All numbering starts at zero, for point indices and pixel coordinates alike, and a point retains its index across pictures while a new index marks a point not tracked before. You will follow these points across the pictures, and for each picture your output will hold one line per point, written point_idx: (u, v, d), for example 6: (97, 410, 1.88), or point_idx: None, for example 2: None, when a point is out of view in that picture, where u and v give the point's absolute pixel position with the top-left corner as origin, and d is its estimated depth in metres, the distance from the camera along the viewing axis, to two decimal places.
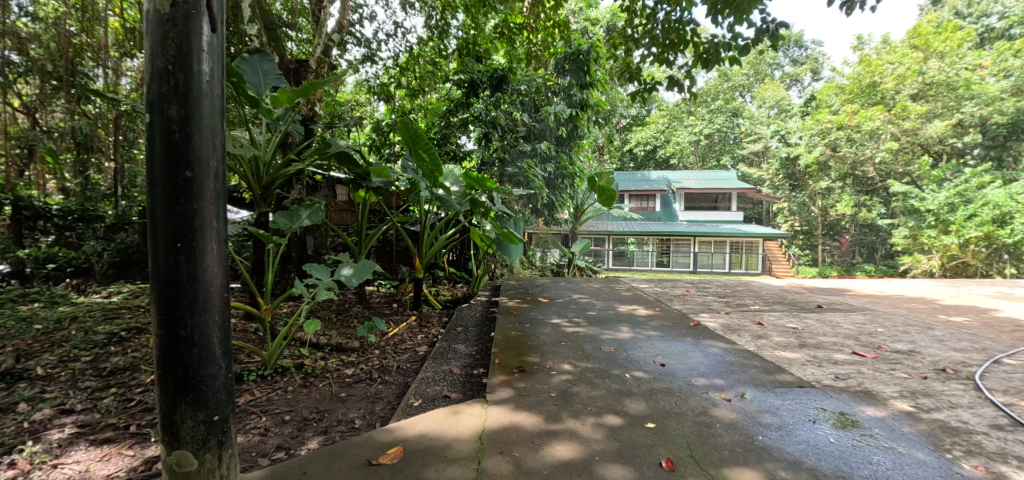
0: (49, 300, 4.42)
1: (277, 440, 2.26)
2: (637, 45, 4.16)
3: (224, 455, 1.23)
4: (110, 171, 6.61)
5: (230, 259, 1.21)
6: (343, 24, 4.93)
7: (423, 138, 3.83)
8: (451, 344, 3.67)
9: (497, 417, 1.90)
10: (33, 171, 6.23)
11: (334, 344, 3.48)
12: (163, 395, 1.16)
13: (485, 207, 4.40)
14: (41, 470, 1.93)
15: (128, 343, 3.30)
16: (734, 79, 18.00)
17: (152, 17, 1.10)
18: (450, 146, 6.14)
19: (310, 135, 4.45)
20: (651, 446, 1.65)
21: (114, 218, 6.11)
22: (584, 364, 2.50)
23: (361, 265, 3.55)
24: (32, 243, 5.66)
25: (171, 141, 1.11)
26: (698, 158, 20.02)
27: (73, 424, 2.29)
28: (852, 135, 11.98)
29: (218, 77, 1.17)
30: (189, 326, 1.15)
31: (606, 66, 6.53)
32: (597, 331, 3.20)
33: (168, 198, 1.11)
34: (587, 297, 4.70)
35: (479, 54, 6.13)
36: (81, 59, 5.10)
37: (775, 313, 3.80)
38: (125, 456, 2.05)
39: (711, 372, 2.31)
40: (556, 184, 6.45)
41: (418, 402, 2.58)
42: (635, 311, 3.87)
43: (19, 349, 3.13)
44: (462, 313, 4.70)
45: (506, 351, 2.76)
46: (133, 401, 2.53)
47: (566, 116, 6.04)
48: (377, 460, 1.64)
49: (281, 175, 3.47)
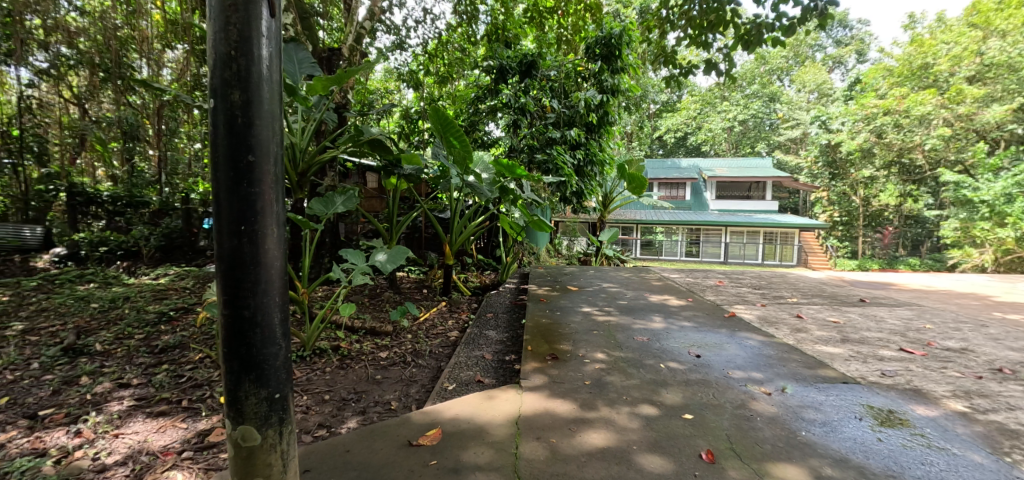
0: (102, 281, 4.70)
1: (318, 418, 2.36)
2: (673, 27, 4.03)
3: (285, 431, 1.23)
4: (154, 160, 7.02)
5: (289, 243, 1.21)
6: (374, 11, 4.98)
7: (455, 125, 3.87)
8: (481, 330, 3.72)
9: (532, 403, 1.93)
10: (86, 158, 6.91)
11: (368, 328, 3.58)
12: (228, 372, 1.16)
13: (514, 194, 4.40)
14: (104, 439, 2.07)
15: (176, 322, 3.50)
16: (772, 62, 17.32)
17: (214, 3, 1.09)
18: (478, 133, 6.22)
19: (343, 122, 4.54)
20: (689, 437, 1.64)
21: (158, 204, 6.34)
22: (616, 353, 2.50)
23: (394, 251, 3.62)
24: (86, 227, 6.14)
25: (233, 125, 1.10)
26: (730, 145, 19.48)
27: (131, 397, 2.44)
28: (900, 121, 11.30)
29: (277, 61, 1.15)
30: (252, 306, 1.15)
31: (639, 51, 6.33)
32: (629, 320, 3.19)
33: (231, 181, 1.11)
34: (617, 286, 4.66)
35: (507, 40, 6.20)
36: (125, 49, 5.48)
37: (814, 306, 3.69)
38: (178, 429, 2.18)
39: (748, 365, 2.27)
40: (585, 171, 6.14)
41: (451, 386, 2.65)
42: (667, 301, 3.82)
43: (78, 326, 3.36)
44: (491, 300, 4.75)
45: (537, 339, 2.78)
46: (183, 377, 2.68)
47: (597, 102, 5.85)
48: (417, 441, 1.69)
49: (315, 161, 3.54)
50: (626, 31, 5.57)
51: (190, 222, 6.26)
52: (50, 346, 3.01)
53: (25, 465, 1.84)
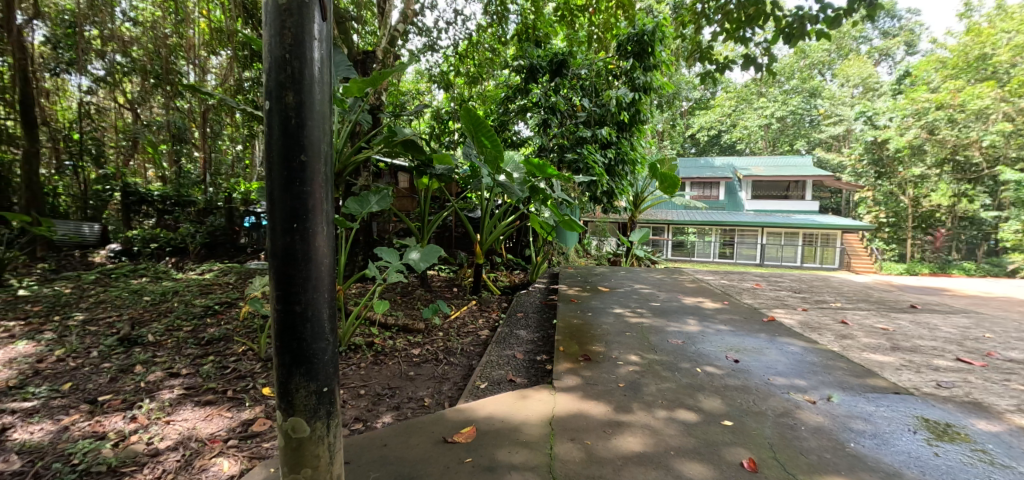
0: (153, 275, 4.96)
1: (354, 412, 2.42)
2: (708, 22, 3.93)
3: (332, 424, 1.27)
4: (199, 161, 7.36)
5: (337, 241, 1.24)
6: (407, 14, 5.06)
7: (486, 125, 3.89)
8: (512, 329, 3.73)
9: (566, 404, 1.93)
10: (138, 160, 7.30)
11: (401, 325, 3.65)
12: (280, 365, 1.21)
13: (545, 194, 4.39)
14: (157, 425, 2.18)
15: (220, 316, 3.66)
16: (813, 56, 16.64)
17: (269, 8, 1.13)
18: (508, 133, 6.25)
19: (377, 123, 4.65)
20: (729, 445, 1.60)
21: (203, 204, 6.70)
22: (650, 355, 2.46)
23: (427, 249, 3.66)
24: (138, 225, 6.47)
25: (287, 126, 1.14)
26: (767, 143, 18.84)
27: (181, 386, 2.57)
28: (954, 115, 10.64)
29: (327, 63, 1.19)
30: (303, 301, 1.19)
31: (673, 47, 6.20)
32: (662, 322, 3.14)
33: (284, 181, 1.15)
34: (650, 288, 4.59)
35: (537, 39, 6.17)
36: (173, 56, 5.75)
37: (860, 312, 3.53)
38: (224, 417, 2.28)
39: (789, 371, 2.19)
40: (616, 171, 6.04)
41: (483, 384, 2.67)
42: (701, 303, 3.74)
43: (132, 317, 3.56)
44: (521, 299, 4.76)
45: (569, 339, 2.77)
46: (228, 368, 2.80)
47: (628, 100, 5.73)
48: (452, 438, 1.72)
49: (351, 162, 3.62)
50: (659, 28, 5.44)
51: (232, 220, 6.60)
52: (108, 336, 3.20)
53: (87, 447, 1.97)
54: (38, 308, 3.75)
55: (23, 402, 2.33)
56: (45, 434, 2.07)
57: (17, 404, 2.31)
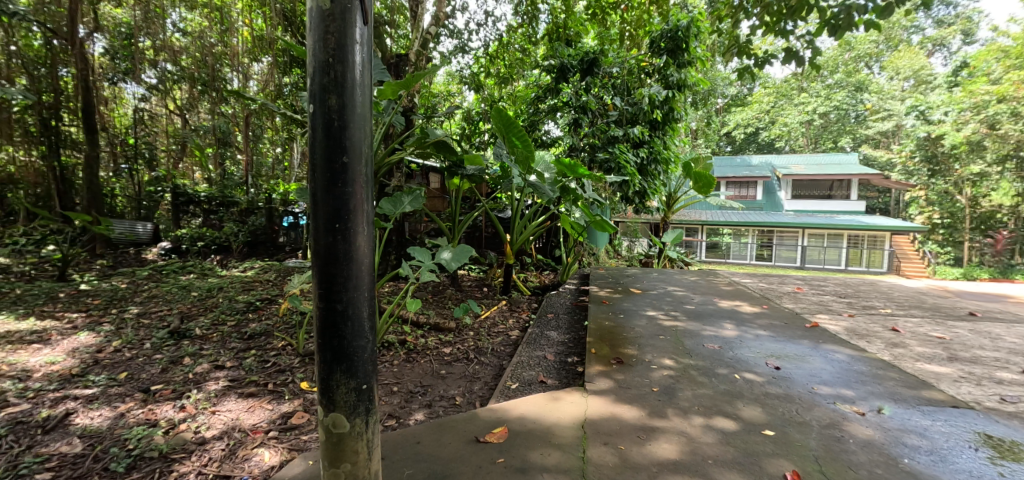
0: (200, 272, 5.21)
1: (388, 408, 2.47)
2: (746, 15, 3.79)
3: (370, 421, 1.30)
4: (241, 163, 7.67)
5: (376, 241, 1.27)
6: (438, 16, 5.12)
7: (517, 126, 3.88)
8: (542, 330, 3.72)
9: (598, 407, 1.90)
10: (186, 163, 7.68)
11: (432, 324, 3.70)
12: (322, 362, 1.24)
13: (576, 194, 4.35)
14: (204, 415, 2.29)
15: (261, 312, 3.80)
16: (859, 48, 15.85)
17: (314, 14, 1.17)
18: (538, 133, 6.28)
19: (410, 125, 4.72)
20: (771, 456, 1.55)
21: (245, 204, 6.87)
22: (686, 360, 2.40)
23: (459, 249, 3.69)
24: (186, 224, 6.85)
25: (330, 129, 1.17)
26: (809, 140, 18.09)
27: (225, 378, 2.68)
28: (1018, 109, 9.92)
29: (368, 67, 1.22)
30: (344, 300, 1.22)
31: (708, 42, 6.02)
32: (698, 326, 3.06)
33: (327, 182, 1.18)
34: (684, 290, 4.48)
35: (568, 38, 6.12)
36: (219, 64, 6.01)
37: (912, 319, 3.34)
38: (265, 409, 2.37)
39: (835, 380, 2.10)
40: (649, 170, 5.92)
41: (514, 385, 2.67)
42: (739, 307, 3.62)
43: (181, 311, 3.74)
44: (551, 300, 4.73)
45: (602, 341, 2.73)
46: (268, 362, 2.90)
47: (661, 98, 5.61)
48: (485, 438, 1.73)
49: (384, 163, 3.68)
50: (694, 23, 5.28)
51: (272, 220, 6.89)
52: (159, 329, 3.37)
53: (141, 433, 2.08)
54: (97, 301, 4.00)
55: (84, 389, 2.48)
56: (103, 421, 2.20)
57: (79, 390, 2.46)
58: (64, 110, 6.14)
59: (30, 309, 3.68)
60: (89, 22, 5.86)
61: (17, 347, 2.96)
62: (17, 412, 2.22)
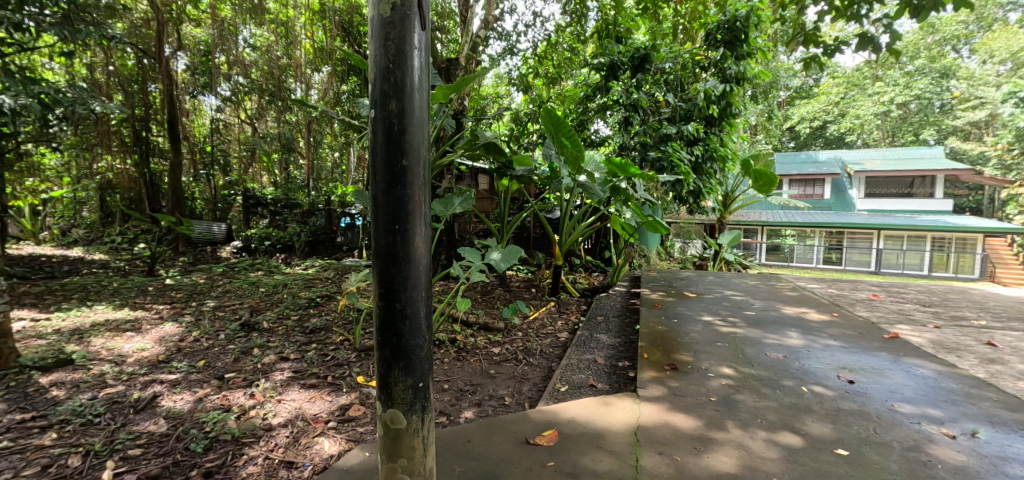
0: (267, 269, 5.54)
1: (439, 405, 2.52)
2: (813, 1, 3.56)
3: (426, 418, 1.33)
4: (304, 167, 8.10)
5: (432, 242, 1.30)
6: (487, 19, 5.16)
7: (566, 126, 3.85)
8: (592, 333, 3.66)
9: (652, 414, 1.85)
10: (255, 168, 8.21)
11: (482, 324, 3.74)
12: (381, 359, 1.28)
13: (627, 195, 4.25)
14: (271, 402, 2.43)
15: (322, 307, 3.99)
16: (943, 31, 14.45)
17: (375, 23, 1.20)
18: (587, 133, 6.25)
19: (460, 127, 4.81)
20: (843, 477, 1.44)
21: (307, 206, 7.25)
22: (746, 369, 2.29)
23: (508, 250, 3.69)
24: (255, 223, 7.48)
25: (390, 133, 1.21)
26: (884, 134, 16.71)
27: (290, 369, 2.83)
28: None
29: (426, 72, 1.24)
30: (403, 299, 1.25)
31: (770, 31, 5.68)
32: (759, 333, 2.90)
33: (387, 184, 1.21)
34: (743, 295, 4.27)
35: (618, 35, 5.98)
36: (284, 75, 6.37)
37: (1012, 332, 3.00)
38: (325, 400, 2.48)
39: (919, 398, 1.93)
40: (704, 168, 5.67)
41: (564, 388, 2.65)
42: (805, 314, 3.41)
43: (251, 306, 4.01)
44: (601, 302, 4.66)
45: (654, 346, 2.66)
46: (328, 356, 3.04)
47: (718, 93, 5.35)
48: (535, 440, 1.72)
49: (435, 166, 3.76)
50: (754, 12, 4.99)
51: (331, 220, 7.04)
52: (232, 321, 3.63)
53: (216, 417, 2.24)
54: (180, 294, 4.36)
55: (168, 374, 2.70)
56: (184, 404, 2.38)
57: (164, 375, 2.68)
58: (153, 122, 6.74)
59: (124, 301, 4.06)
60: (174, 42, 6.44)
61: (113, 334, 3.27)
62: (113, 392, 2.45)
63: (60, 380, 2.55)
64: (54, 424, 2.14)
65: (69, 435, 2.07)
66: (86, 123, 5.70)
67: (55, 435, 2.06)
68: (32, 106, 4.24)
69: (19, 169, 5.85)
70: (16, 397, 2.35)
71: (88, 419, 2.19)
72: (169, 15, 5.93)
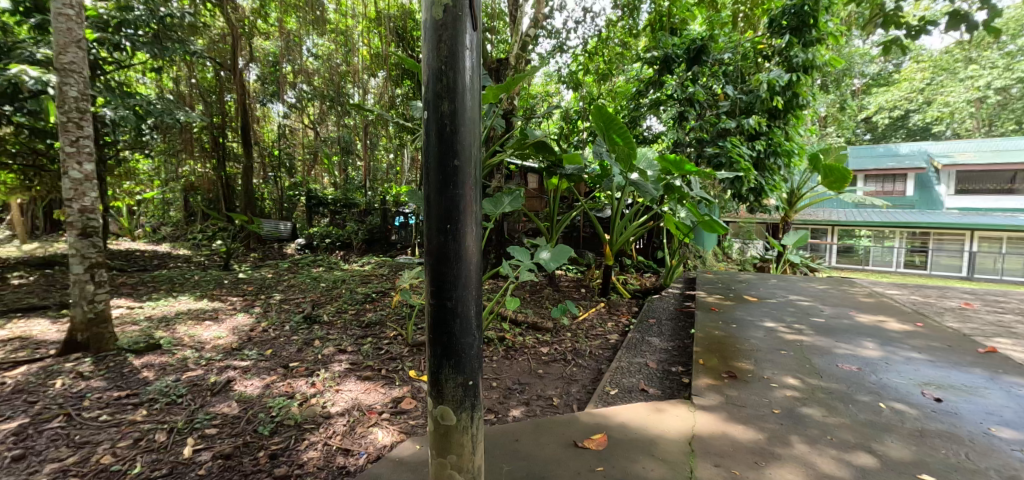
0: (327, 265, 5.80)
1: (488, 402, 2.52)
2: None
3: (475, 416, 1.32)
4: (361, 168, 8.42)
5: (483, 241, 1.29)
6: (537, 18, 5.12)
7: (618, 123, 3.75)
8: (644, 335, 3.54)
9: (708, 423, 1.75)
10: (316, 169, 8.63)
11: (530, 323, 3.72)
12: (432, 356, 1.28)
13: (682, 193, 4.08)
14: (330, 392, 2.53)
15: (377, 303, 4.12)
16: None
17: (428, 25, 1.21)
18: (639, 129, 6.11)
19: (510, 127, 4.81)
20: None
21: (364, 205, 7.52)
22: (813, 380, 2.12)
23: (557, 250, 3.64)
24: (317, 222, 7.91)
25: (442, 134, 1.21)
26: (978, 124, 15.07)
27: (347, 361, 2.94)
28: None
29: (477, 72, 1.23)
30: (453, 298, 1.25)
31: (843, 13, 5.24)
32: (829, 342, 2.69)
33: (439, 184, 1.22)
34: (810, 300, 3.99)
35: (673, 27, 5.75)
36: (343, 82, 6.63)
37: None
38: (379, 392, 2.55)
39: (1022, 422, 1.71)
40: (765, 164, 5.34)
41: (614, 391, 2.57)
42: (882, 323, 3.13)
43: (313, 300, 4.21)
44: (653, 304, 4.51)
45: (711, 352, 2.52)
46: (382, 350, 3.13)
47: (783, 84, 4.96)
48: (583, 443, 1.67)
49: (485, 165, 3.78)
50: None
51: (387, 220, 7.31)
52: (296, 314, 3.83)
53: (281, 403, 2.36)
54: (251, 287, 4.66)
55: (241, 361, 2.88)
56: (254, 389, 2.53)
57: (237, 362, 2.86)
58: (228, 128, 7.27)
59: (204, 292, 4.40)
60: (247, 55, 6.91)
61: (194, 322, 3.54)
62: (193, 376, 2.64)
63: (151, 362, 2.78)
64: (144, 402, 2.34)
65: (156, 413, 2.25)
66: (173, 132, 6.21)
67: (145, 412, 2.24)
68: (128, 119, 4.68)
69: (119, 173, 6.46)
70: (114, 376, 2.58)
71: (173, 399, 2.37)
72: (241, 29, 6.38)
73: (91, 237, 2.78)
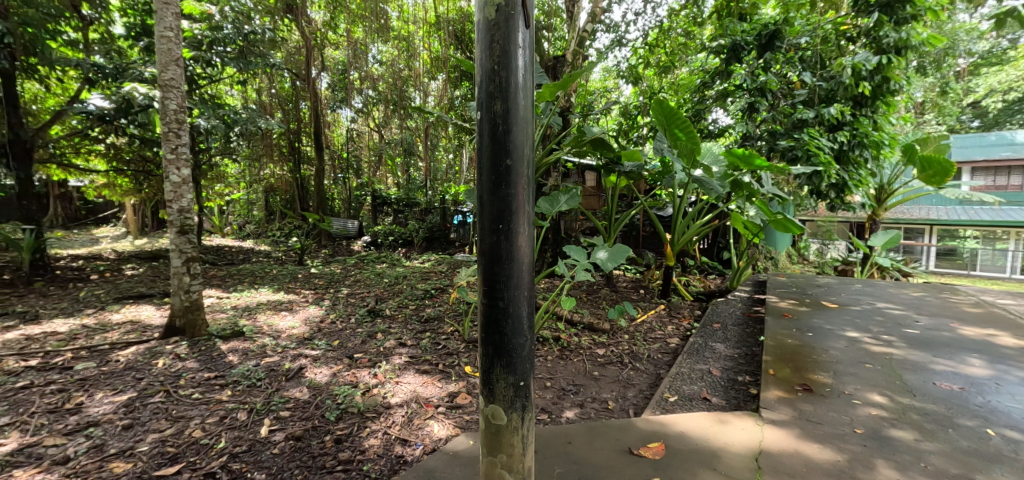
0: (390, 262, 6.00)
1: (542, 402, 2.47)
2: None
3: (526, 417, 1.27)
4: (422, 168, 8.63)
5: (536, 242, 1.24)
6: (595, 12, 4.98)
7: (680, 116, 3.55)
8: (707, 340, 3.34)
9: (777, 439, 1.60)
10: (380, 170, 8.95)
11: (587, 323, 3.63)
12: (484, 356, 1.25)
13: (751, 189, 3.80)
14: (390, 383, 2.58)
15: (436, 299, 4.19)
16: None
17: (481, 25, 1.17)
18: (704, 123, 5.79)
19: (567, 124, 4.72)
20: None
21: (424, 204, 7.69)
22: (903, 398, 1.89)
23: (615, 249, 3.51)
24: (381, 220, 8.19)
25: (495, 133, 1.17)
26: None
27: (406, 355, 3.00)
28: None
29: (531, 70, 1.19)
30: (505, 298, 1.21)
31: None
32: (925, 356, 2.39)
33: (492, 184, 1.18)
34: (901, 308, 3.59)
35: (742, 13, 5.38)
36: (405, 85, 6.81)
37: None
38: (436, 386, 2.57)
39: None
40: (848, 156, 4.87)
41: (674, 398, 2.44)
42: (992, 337, 2.74)
43: (375, 295, 4.35)
44: (718, 308, 4.25)
45: (782, 361, 2.32)
46: (439, 345, 3.17)
47: (870, 67, 4.51)
48: (639, 451, 1.58)
49: (541, 164, 3.72)
50: None
51: (445, 218, 7.42)
52: (360, 307, 3.97)
53: (346, 391, 2.44)
54: (321, 281, 4.91)
55: (312, 350, 3.03)
56: (322, 377, 2.64)
57: (308, 350, 3.00)
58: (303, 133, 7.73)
59: (280, 285, 4.69)
60: (319, 64, 7.32)
61: (272, 312, 3.78)
62: (271, 361, 2.80)
63: (236, 347, 2.99)
64: (230, 383, 2.51)
65: (239, 393, 2.40)
66: (256, 137, 6.70)
67: (229, 392, 2.40)
68: (217, 127, 5.08)
69: (211, 176, 6.91)
70: (204, 359, 2.79)
71: (253, 382, 2.53)
72: (314, 39, 6.76)
73: (188, 234, 3.01)
